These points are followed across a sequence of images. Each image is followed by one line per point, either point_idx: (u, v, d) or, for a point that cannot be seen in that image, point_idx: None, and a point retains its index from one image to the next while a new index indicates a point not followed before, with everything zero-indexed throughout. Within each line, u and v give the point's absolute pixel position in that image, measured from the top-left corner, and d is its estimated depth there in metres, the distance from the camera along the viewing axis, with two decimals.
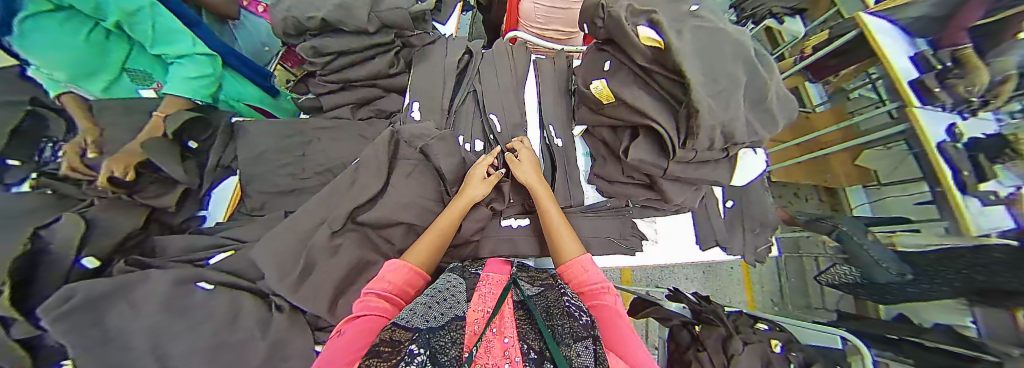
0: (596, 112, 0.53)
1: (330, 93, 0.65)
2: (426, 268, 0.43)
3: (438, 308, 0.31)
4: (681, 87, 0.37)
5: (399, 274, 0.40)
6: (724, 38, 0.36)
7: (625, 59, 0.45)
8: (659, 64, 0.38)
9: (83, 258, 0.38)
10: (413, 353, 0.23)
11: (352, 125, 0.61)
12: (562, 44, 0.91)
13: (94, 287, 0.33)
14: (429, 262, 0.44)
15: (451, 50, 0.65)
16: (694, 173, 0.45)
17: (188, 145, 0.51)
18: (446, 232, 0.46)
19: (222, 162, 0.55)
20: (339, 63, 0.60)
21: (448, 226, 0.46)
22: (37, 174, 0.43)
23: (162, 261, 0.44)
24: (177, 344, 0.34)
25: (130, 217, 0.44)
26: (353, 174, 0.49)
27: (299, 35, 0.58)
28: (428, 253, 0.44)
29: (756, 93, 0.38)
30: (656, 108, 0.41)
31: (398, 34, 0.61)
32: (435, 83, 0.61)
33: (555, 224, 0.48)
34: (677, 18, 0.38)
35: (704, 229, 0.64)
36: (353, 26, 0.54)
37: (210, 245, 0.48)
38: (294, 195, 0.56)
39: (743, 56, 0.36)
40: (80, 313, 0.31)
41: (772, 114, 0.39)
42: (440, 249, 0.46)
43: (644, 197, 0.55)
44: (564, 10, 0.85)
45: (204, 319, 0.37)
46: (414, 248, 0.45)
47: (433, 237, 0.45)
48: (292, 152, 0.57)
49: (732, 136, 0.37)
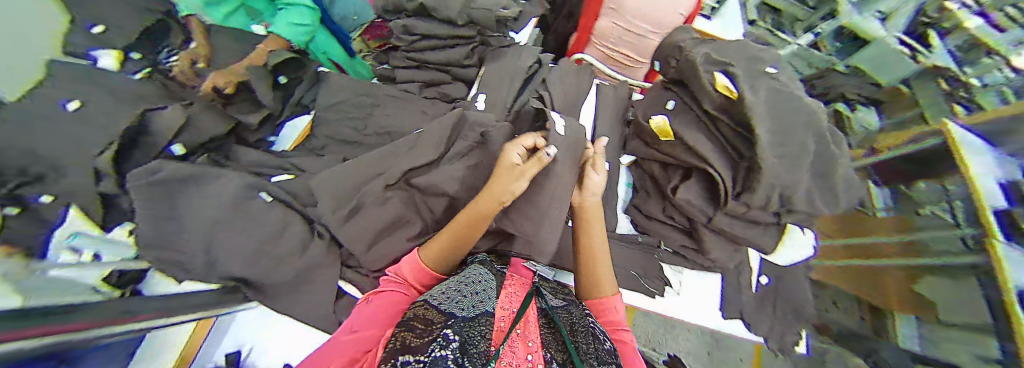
0: (650, 145, 0.51)
1: (405, 69, 0.71)
2: (439, 268, 0.43)
3: (471, 299, 0.35)
4: (748, 144, 0.37)
5: (411, 268, 0.42)
6: (800, 105, 0.36)
7: (693, 103, 0.44)
8: (729, 114, 0.38)
9: (174, 145, 0.44)
10: (448, 338, 0.27)
11: (418, 100, 0.66)
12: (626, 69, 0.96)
13: (177, 169, 0.37)
14: (445, 253, 0.42)
15: (526, 55, 0.68)
16: (741, 231, 0.44)
17: (279, 80, 0.56)
18: (468, 229, 0.42)
19: (303, 100, 0.63)
20: (421, 44, 0.66)
21: (470, 223, 0.42)
22: (108, 27, 0.42)
23: (236, 165, 0.53)
24: (229, 241, 0.38)
25: (219, 122, 0.49)
26: (414, 140, 0.49)
27: (396, 12, 0.65)
28: (441, 249, 0.43)
29: (821, 164, 0.37)
30: (717, 155, 0.40)
31: (481, 32, 0.65)
32: (503, 82, 0.65)
33: (599, 250, 0.45)
34: (754, 75, 0.39)
35: (731, 298, 0.61)
36: (445, 15, 0.60)
37: (278, 167, 0.53)
38: (353, 146, 0.61)
39: (818, 128, 0.36)
40: (160, 186, 0.35)
41: (836, 192, 0.38)
42: (460, 247, 0.43)
43: (680, 242, 0.53)
44: (639, 38, 0.86)
45: (260, 227, 0.41)
46: (434, 239, 0.44)
47: (454, 230, 0.42)
48: (363, 108, 0.62)
49: (789, 202, 0.36)
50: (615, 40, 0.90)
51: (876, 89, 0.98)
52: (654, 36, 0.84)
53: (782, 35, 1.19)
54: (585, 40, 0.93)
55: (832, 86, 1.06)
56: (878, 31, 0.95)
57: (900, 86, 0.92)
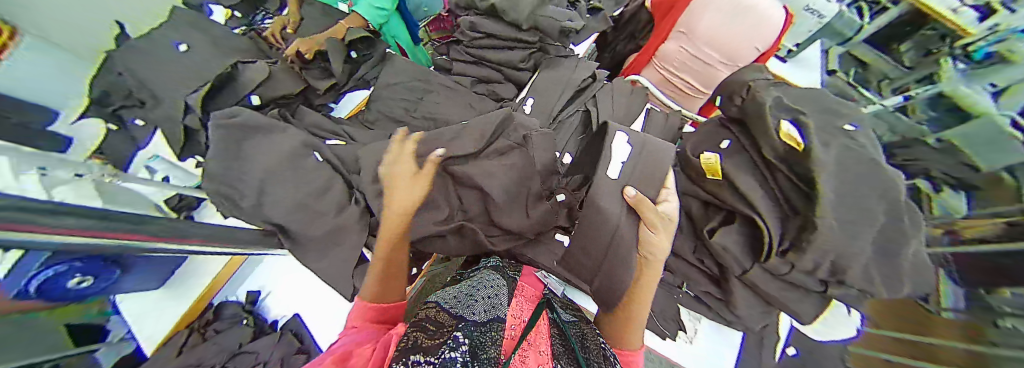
0: (693, 181, 0.47)
1: (462, 62, 0.74)
2: (387, 299, 0.43)
3: (484, 303, 0.37)
4: (803, 198, 0.34)
5: (360, 310, 0.42)
6: (877, 170, 0.33)
7: (749, 145, 0.42)
8: (789, 165, 0.36)
9: (252, 96, 0.50)
10: (459, 340, 0.27)
11: (468, 94, 0.69)
12: (684, 98, 0.90)
13: (253, 117, 0.45)
14: (384, 289, 0.42)
15: (581, 69, 0.68)
16: (776, 291, 0.41)
17: (350, 54, 0.64)
18: (395, 255, 0.42)
19: (365, 77, 0.66)
20: (484, 42, 0.69)
21: (395, 248, 0.41)
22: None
23: (300, 124, 0.55)
24: (274, 190, 0.42)
25: (293, 82, 0.55)
26: (458, 131, 0.51)
27: (467, 9, 0.69)
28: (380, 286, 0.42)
29: (888, 239, 0.34)
30: (767, 207, 0.38)
31: (542, 38, 0.68)
32: (553, 91, 0.65)
33: (644, 300, 0.39)
34: (827, 130, 0.36)
35: (749, 358, 0.57)
36: (512, 18, 0.63)
37: (331, 131, 0.56)
38: (400, 126, 0.64)
39: (895, 200, 0.33)
40: (235, 129, 0.42)
41: (900, 273, 0.34)
42: (395, 274, 0.43)
43: (705, 289, 0.49)
44: (706, 68, 0.83)
45: (306, 182, 0.44)
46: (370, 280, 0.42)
47: (383, 262, 0.41)
48: (416, 93, 0.66)
49: (841, 273, 0.33)
50: (677, 64, 0.85)
51: (973, 173, 0.76)
52: (723, 69, 0.81)
53: (866, 92, 1.13)
54: (646, 60, 0.91)
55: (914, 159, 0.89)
56: (990, 106, 0.76)
57: (1004, 174, 0.70)
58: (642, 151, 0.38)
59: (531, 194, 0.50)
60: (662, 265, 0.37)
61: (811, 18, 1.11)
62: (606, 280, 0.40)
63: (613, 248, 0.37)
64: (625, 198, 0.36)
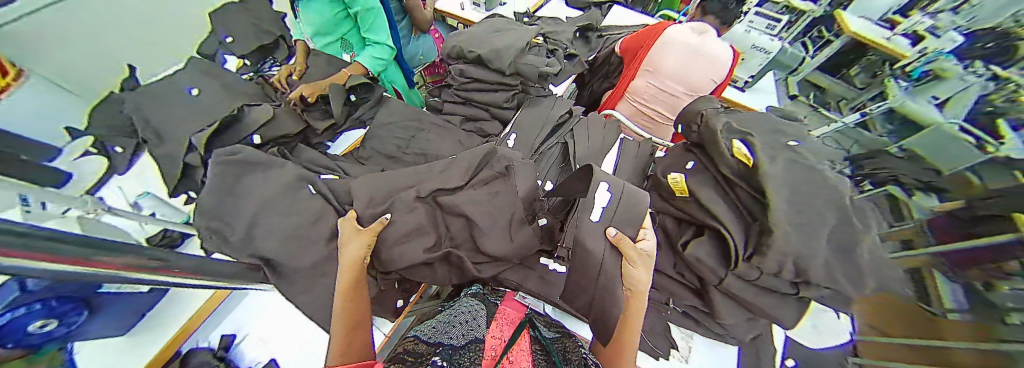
0: (667, 201, 0.51)
1: (452, 103, 0.82)
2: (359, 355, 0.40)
3: (461, 328, 0.40)
4: (761, 208, 0.39)
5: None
6: (817, 177, 0.38)
7: (710, 165, 0.47)
8: (746, 180, 0.40)
9: (253, 135, 0.54)
10: (436, 363, 0.33)
11: (457, 132, 0.75)
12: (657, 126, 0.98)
13: (253, 154, 0.48)
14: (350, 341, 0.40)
15: (559, 106, 0.76)
16: (752, 297, 0.43)
17: (350, 97, 0.69)
18: (358, 304, 0.41)
19: (363, 117, 0.71)
20: (471, 85, 0.78)
21: (352, 299, 0.40)
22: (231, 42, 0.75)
23: (298, 161, 0.58)
24: (268, 222, 0.43)
25: (293, 123, 0.59)
26: (448, 163, 0.55)
27: (457, 58, 0.79)
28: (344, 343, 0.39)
29: (843, 238, 0.36)
30: (730, 217, 0.41)
31: (523, 81, 0.76)
32: (535, 127, 0.72)
33: (635, 324, 0.41)
34: (773, 147, 0.42)
35: None
36: (496, 65, 0.73)
37: (326, 166, 0.59)
38: (392, 161, 0.68)
39: (838, 202, 0.36)
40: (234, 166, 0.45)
41: (862, 272, 0.36)
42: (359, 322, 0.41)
43: (689, 303, 0.50)
44: (672, 97, 0.93)
45: (299, 213, 0.46)
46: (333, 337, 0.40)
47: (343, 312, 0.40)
48: (408, 131, 0.71)
49: (805, 273, 0.36)
50: (647, 97, 0.95)
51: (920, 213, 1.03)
52: (686, 97, 0.92)
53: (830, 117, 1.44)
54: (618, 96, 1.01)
55: (883, 166, 1.14)
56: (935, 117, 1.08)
57: None
58: (623, 197, 0.38)
59: (516, 218, 0.51)
60: (647, 297, 0.40)
61: (759, 54, 1.38)
62: (599, 306, 0.41)
63: (600, 281, 0.39)
64: (608, 238, 0.38)
